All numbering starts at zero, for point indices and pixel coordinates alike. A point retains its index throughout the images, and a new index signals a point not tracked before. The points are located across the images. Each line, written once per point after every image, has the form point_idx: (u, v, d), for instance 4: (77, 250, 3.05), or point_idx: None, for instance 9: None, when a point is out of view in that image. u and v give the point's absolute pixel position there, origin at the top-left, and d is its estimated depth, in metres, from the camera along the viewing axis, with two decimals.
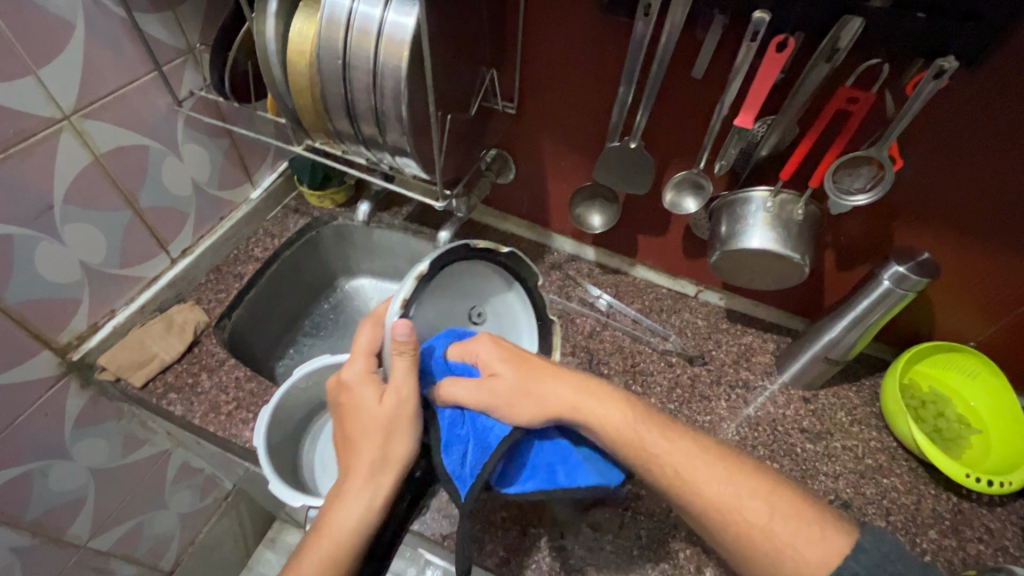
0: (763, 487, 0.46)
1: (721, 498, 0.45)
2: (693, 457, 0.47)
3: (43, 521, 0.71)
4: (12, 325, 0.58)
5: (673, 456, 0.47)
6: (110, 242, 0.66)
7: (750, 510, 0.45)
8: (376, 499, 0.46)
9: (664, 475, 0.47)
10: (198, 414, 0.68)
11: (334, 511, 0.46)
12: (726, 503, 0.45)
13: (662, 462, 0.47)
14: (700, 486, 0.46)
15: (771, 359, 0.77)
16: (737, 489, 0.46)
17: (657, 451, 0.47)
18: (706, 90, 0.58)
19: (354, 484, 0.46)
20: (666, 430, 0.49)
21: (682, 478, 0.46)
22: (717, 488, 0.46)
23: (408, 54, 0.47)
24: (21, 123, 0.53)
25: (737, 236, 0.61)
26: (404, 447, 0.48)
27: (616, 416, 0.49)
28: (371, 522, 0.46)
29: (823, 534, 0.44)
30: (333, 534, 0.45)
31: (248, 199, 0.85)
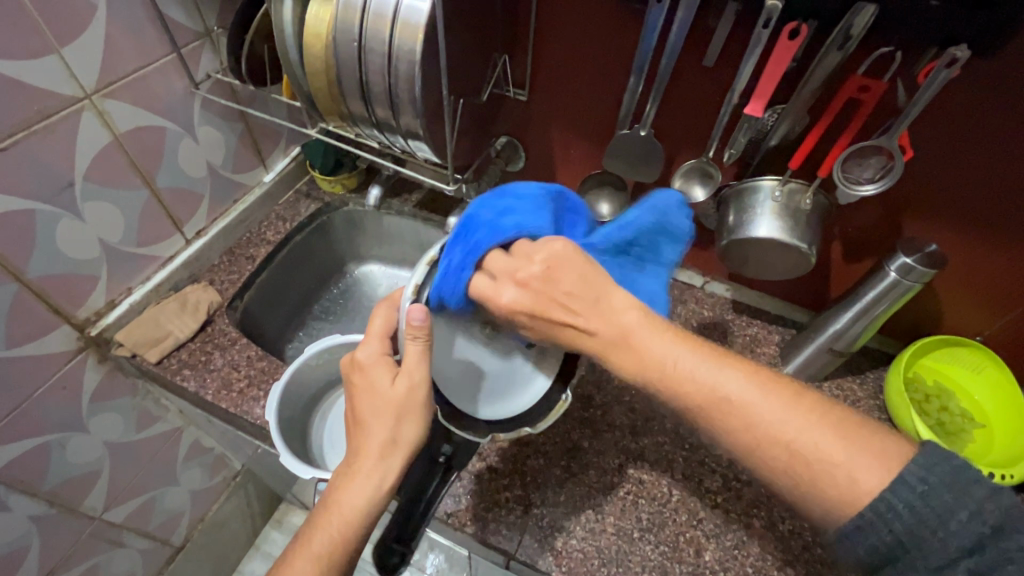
0: (815, 403, 0.39)
1: (770, 425, 0.38)
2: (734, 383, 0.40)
3: (60, 492, 0.73)
4: (33, 299, 0.60)
5: (707, 374, 0.40)
6: (127, 220, 0.68)
7: (791, 425, 0.38)
8: (386, 479, 0.47)
9: (706, 401, 0.40)
10: (210, 391, 0.70)
11: (343, 492, 0.46)
12: (757, 418, 0.38)
13: (700, 386, 0.40)
14: (743, 402, 0.39)
15: (775, 351, 0.77)
16: (785, 411, 0.38)
17: (694, 376, 0.41)
18: (716, 78, 0.58)
19: (363, 467, 0.46)
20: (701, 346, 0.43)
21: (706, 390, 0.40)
22: (772, 410, 0.39)
23: (423, 37, 0.48)
24: (44, 100, 0.54)
25: (745, 225, 0.61)
26: (413, 432, 0.47)
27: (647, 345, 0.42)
28: (381, 501, 0.47)
29: (869, 458, 0.36)
30: (341, 513, 0.46)
31: (261, 182, 0.87)
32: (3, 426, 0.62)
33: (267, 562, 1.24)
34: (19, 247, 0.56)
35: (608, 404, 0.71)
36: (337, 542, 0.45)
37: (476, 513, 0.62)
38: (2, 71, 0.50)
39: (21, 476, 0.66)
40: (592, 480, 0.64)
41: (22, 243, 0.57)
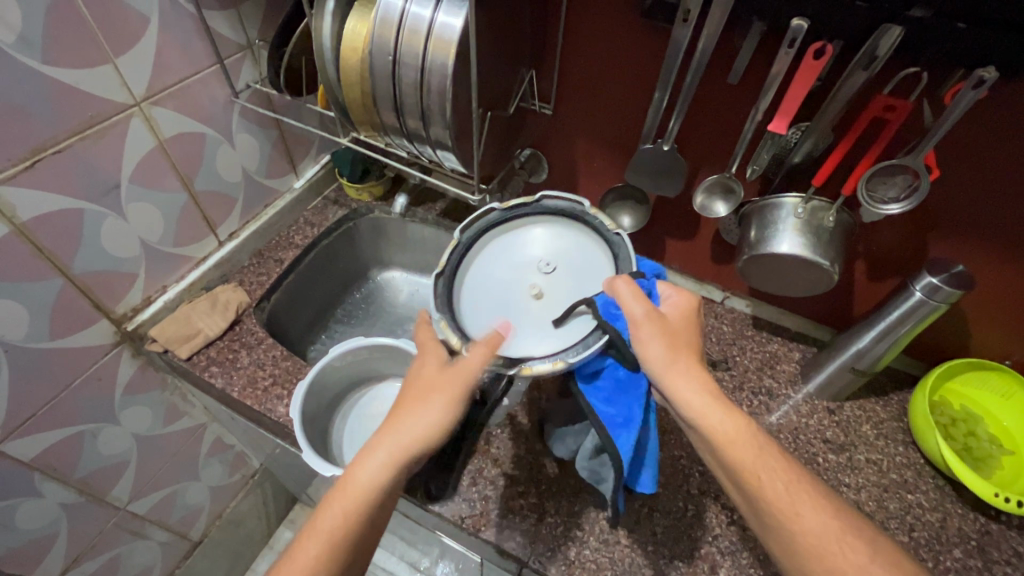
0: (866, 531, 0.42)
1: (812, 534, 0.41)
2: (797, 487, 0.43)
3: (90, 481, 0.75)
4: (77, 293, 0.63)
5: (775, 479, 0.43)
6: (166, 221, 0.71)
7: (845, 544, 0.41)
8: (399, 462, 0.45)
9: (757, 498, 0.43)
10: (236, 388, 0.72)
11: (355, 470, 0.45)
12: (809, 526, 0.41)
13: (766, 488, 0.42)
14: (800, 514, 0.42)
15: (796, 368, 0.77)
16: (840, 532, 0.41)
17: (766, 466, 0.43)
18: (741, 95, 0.59)
19: (380, 444, 0.46)
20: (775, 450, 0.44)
21: (776, 491, 0.42)
22: (821, 525, 0.42)
23: (456, 52, 0.50)
24: (97, 106, 0.57)
25: (767, 240, 0.61)
26: (440, 421, 0.46)
27: (723, 422, 0.44)
28: (395, 483, 0.45)
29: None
30: (353, 493, 0.44)
31: (291, 188, 0.90)
32: (42, 414, 0.65)
33: None
34: (66, 244, 0.60)
35: None
36: (347, 521, 0.44)
37: (490, 519, 0.62)
38: (60, 79, 0.54)
39: (55, 463, 0.69)
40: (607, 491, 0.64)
41: (70, 240, 0.60)
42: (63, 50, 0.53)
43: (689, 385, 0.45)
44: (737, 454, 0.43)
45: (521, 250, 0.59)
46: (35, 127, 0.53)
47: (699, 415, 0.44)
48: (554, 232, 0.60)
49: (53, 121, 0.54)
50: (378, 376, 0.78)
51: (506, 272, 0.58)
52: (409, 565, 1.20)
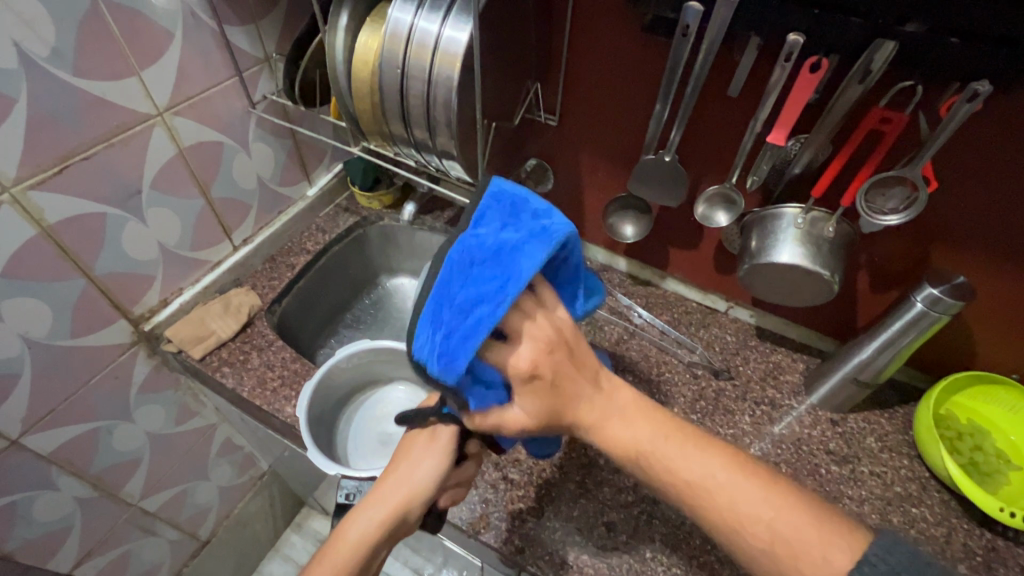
0: (776, 483, 0.42)
1: (732, 508, 0.41)
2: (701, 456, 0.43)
3: (104, 477, 0.77)
4: (97, 293, 0.66)
5: (674, 457, 0.43)
6: (184, 226, 0.74)
7: (755, 509, 0.41)
8: (385, 522, 0.50)
9: (675, 489, 0.43)
10: (246, 388, 0.74)
11: (347, 527, 0.50)
12: (724, 502, 0.41)
13: (676, 478, 0.42)
14: (709, 488, 0.42)
15: (799, 379, 0.76)
16: (748, 489, 0.41)
17: (659, 450, 0.43)
18: (740, 109, 0.60)
19: (368, 503, 0.51)
20: (674, 430, 0.45)
21: (679, 480, 0.42)
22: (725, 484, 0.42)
23: (461, 65, 0.52)
24: (122, 116, 0.61)
25: (767, 250, 0.62)
26: (424, 472, 0.52)
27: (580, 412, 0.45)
28: (379, 541, 0.50)
29: (828, 536, 0.39)
30: (342, 548, 0.49)
31: (304, 196, 0.92)
32: (61, 408, 0.67)
33: (287, 565, 1.27)
34: (90, 247, 0.63)
35: None
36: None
37: (490, 522, 0.63)
38: (90, 90, 0.57)
39: (71, 458, 0.71)
40: (606, 497, 0.65)
41: (93, 243, 0.63)
42: (94, 63, 0.56)
43: (590, 401, 0.45)
44: (642, 447, 0.44)
45: None
46: (64, 135, 0.56)
47: (599, 429, 0.45)
48: None
49: (81, 130, 0.57)
50: (384, 380, 0.80)
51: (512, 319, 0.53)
52: (413, 571, 1.21)
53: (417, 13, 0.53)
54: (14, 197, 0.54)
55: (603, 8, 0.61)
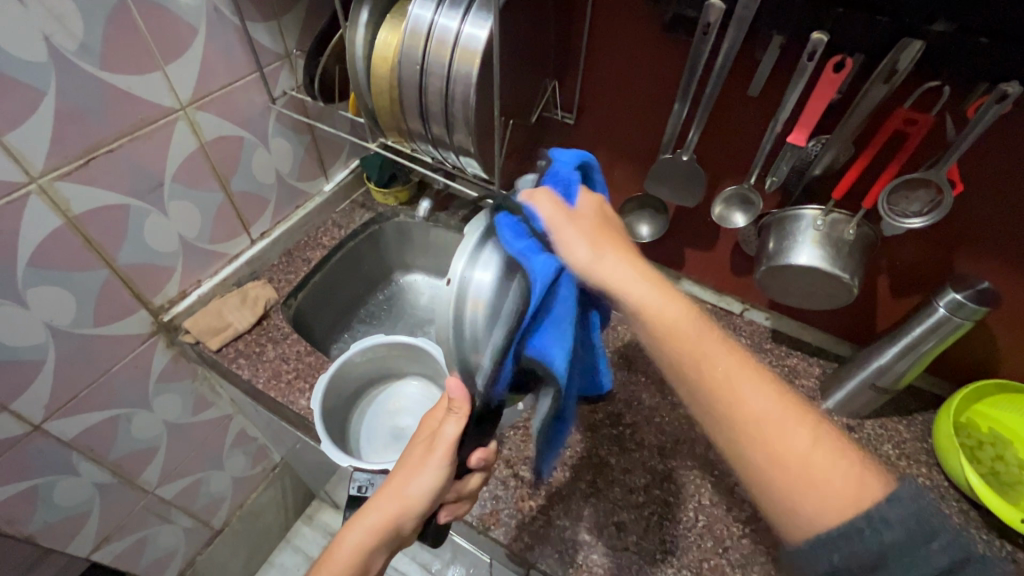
0: (818, 423, 0.39)
1: (764, 421, 0.39)
2: (738, 368, 0.41)
3: (123, 463, 0.79)
4: (119, 284, 0.67)
5: (719, 362, 0.42)
6: (203, 219, 0.75)
7: (789, 430, 0.39)
8: (381, 532, 0.50)
9: (714, 398, 0.41)
10: (262, 380, 0.75)
11: (340, 539, 0.51)
12: (756, 413, 0.39)
13: (721, 390, 0.41)
14: (752, 410, 0.40)
15: (815, 384, 0.75)
16: (786, 418, 0.39)
17: (719, 360, 0.42)
18: (761, 109, 0.59)
19: (364, 514, 0.51)
20: (733, 348, 0.43)
21: (716, 377, 0.41)
22: (765, 408, 0.40)
23: (480, 62, 0.52)
24: (146, 110, 0.62)
25: (785, 252, 0.61)
26: (418, 491, 0.49)
27: (681, 316, 0.43)
28: (373, 553, 0.50)
29: (860, 471, 0.37)
30: (336, 560, 0.50)
31: (321, 191, 0.93)
32: (83, 395, 0.69)
33: (297, 556, 1.29)
34: (113, 237, 0.64)
35: (638, 423, 0.71)
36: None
37: (501, 519, 0.63)
38: (116, 84, 0.58)
39: (91, 444, 0.73)
40: (617, 496, 0.65)
41: (116, 234, 0.64)
42: (120, 58, 0.57)
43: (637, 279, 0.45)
44: (695, 336, 0.43)
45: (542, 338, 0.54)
46: (90, 128, 0.57)
47: (651, 308, 0.44)
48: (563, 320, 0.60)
49: (107, 123, 0.59)
50: (397, 375, 0.80)
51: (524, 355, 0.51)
52: (421, 566, 1.22)
53: (437, 11, 0.54)
54: (42, 188, 0.56)
55: (623, 6, 0.60)
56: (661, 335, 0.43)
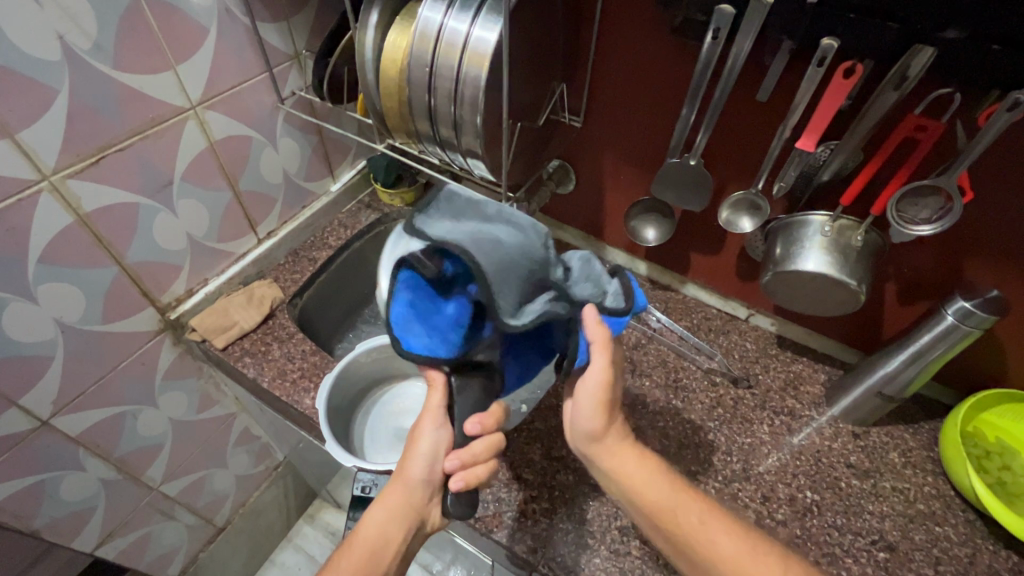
0: (775, 546, 0.49)
1: (735, 561, 0.48)
2: (708, 514, 0.51)
3: (128, 460, 0.79)
4: (128, 281, 0.68)
5: (691, 513, 0.51)
6: (211, 218, 0.75)
7: (757, 560, 0.48)
8: (398, 509, 0.52)
9: (687, 547, 0.50)
10: (267, 378, 0.75)
11: (361, 523, 0.53)
12: (726, 552, 0.49)
13: (695, 538, 0.50)
14: (726, 557, 0.48)
15: (820, 391, 0.75)
16: (746, 555, 0.48)
17: (683, 505, 0.51)
18: (769, 114, 0.59)
19: (382, 497, 0.53)
20: (688, 488, 0.53)
21: (692, 524, 0.50)
22: (735, 547, 0.49)
23: (489, 65, 0.52)
24: (157, 109, 0.62)
25: (793, 258, 0.61)
26: (427, 453, 0.52)
27: (653, 478, 0.53)
28: (393, 532, 0.51)
29: None
30: (358, 543, 0.52)
31: (328, 191, 0.94)
32: (90, 391, 0.69)
33: (299, 555, 1.30)
34: (123, 235, 0.64)
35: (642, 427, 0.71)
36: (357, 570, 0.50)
37: (503, 520, 0.63)
38: (128, 83, 0.58)
39: (97, 440, 0.73)
40: (620, 501, 0.64)
41: (126, 231, 0.65)
42: (132, 57, 0.57)
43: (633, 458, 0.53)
44: (643, 491, 0.52)
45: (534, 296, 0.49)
46: (102, 127, 0.58)
47: (617, 469, 0.53)
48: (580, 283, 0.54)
49: (119, 122, 0.59)
50: (401, 375, 0.80)
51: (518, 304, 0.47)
52: (422, 567, 1.22)
53: (447, 13, 0.54)
54: (54, 185, 0.56)
55: (632, 10, 0.60)
56: (640, 500, 0.52)
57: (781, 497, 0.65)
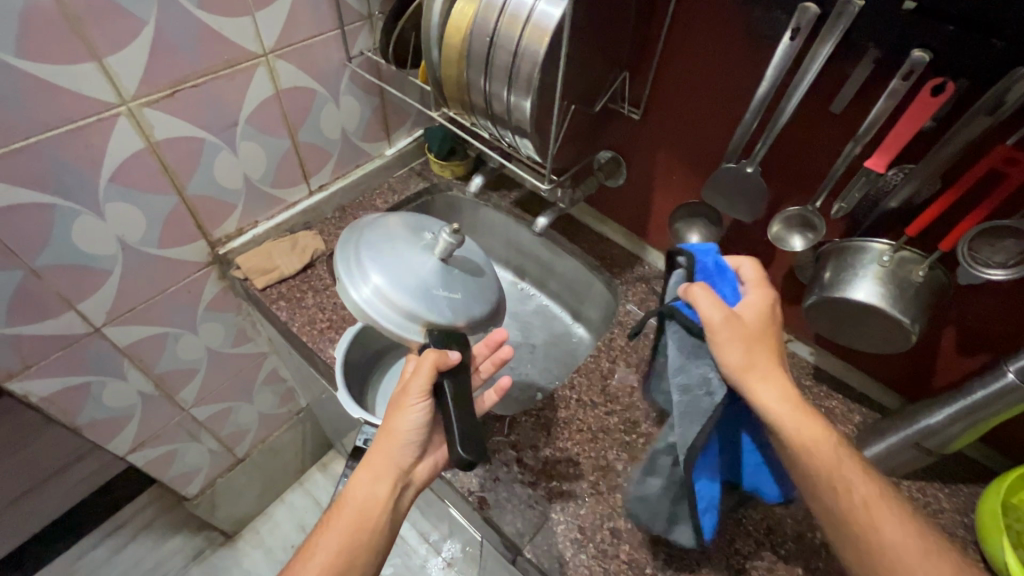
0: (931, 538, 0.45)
1: (888, 542, 0.44)
2: (875, 495, 0.46)
3: (165, 378, 0.85)
4: (186, 211, 0.72)
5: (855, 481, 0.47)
6: (269, 162, 0.78)
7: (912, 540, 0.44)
8: (382, 474, 0.54)
9: (833, 490, 0.46)
10: (296, 323, 0.79)
11: (348, 488, 0.54)
12: (882, 533, 0.44)
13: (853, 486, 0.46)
14: (865, 512, 0.45)
15: (852, 431, 0.71)
16: (907, 545, 0.44)
17: (846, 466, 0.47)
18: (839, 128, 0.55)
19: (368, 465, 0.55)
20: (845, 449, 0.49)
21: (850, 493, 0.46)
22: (898, 534, 0.45)
23: (549, 41, 0.51)
24: (232, 52, 0.65)
25: (842, 285, 0.57)
26: (411, 425, 0.54)
27: (820, 437, 0.48)
28: (380, 497, 0.53)
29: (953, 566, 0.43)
30: (347, 505, 0.54)
31: (383, 154, 0.96)
32: (139, 309, 0.74)
33: (307, 498, 1.36)
34: (186, 167, 0.68)
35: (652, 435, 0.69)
36: (344, 535, 0.52)
37: (497, 499, 0.63)
38: (208, 24, 0.61)
39: (141, 355, 0.79)
40: (616, 502, 0.63)
41: (189, 164, 0.69)
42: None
43: (767, 381, 0.49)
44: (779, 415, 0.48)
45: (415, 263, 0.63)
46: (180, 62, 0.61)
47: (746, 386, 0.49)
48: (381, 243, 0.64)
49: (195, 60, 0.62)
50: None
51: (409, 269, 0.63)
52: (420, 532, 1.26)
53: None
54: (130, 112, 0.60)
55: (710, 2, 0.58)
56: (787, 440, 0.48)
57: (788, 532, 0.62)
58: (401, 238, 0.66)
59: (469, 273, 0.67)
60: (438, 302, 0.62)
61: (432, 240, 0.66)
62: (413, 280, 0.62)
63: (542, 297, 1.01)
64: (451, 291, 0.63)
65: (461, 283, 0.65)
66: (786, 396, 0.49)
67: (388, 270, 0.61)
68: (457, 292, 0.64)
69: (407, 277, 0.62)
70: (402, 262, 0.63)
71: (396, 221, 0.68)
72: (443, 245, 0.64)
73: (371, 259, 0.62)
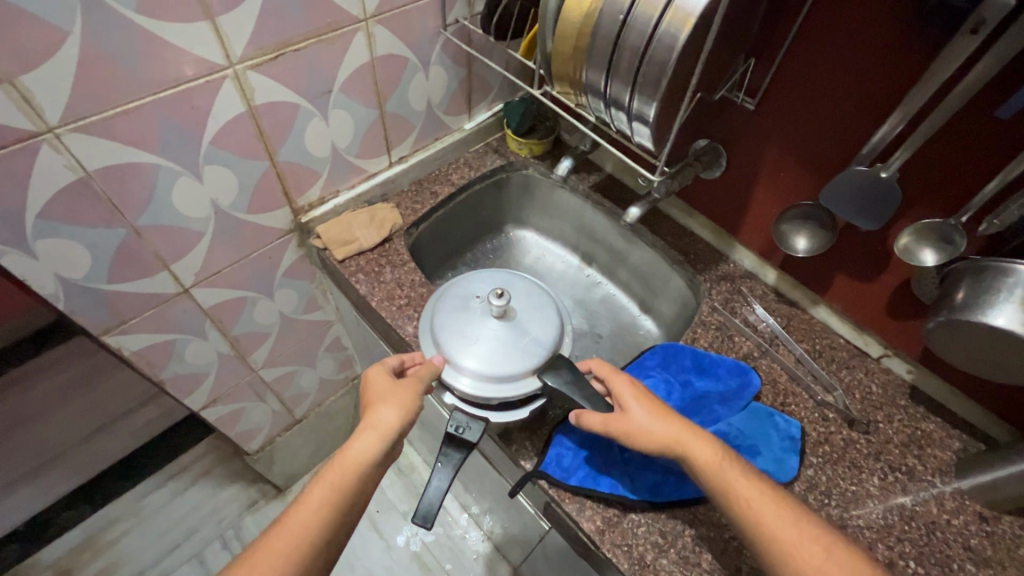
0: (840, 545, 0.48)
1: (784, 536, 0.48)
2: (760, 496, 0.50)
3: (241, 340, 0.86)
4: (275, 177, 0.71)
5: (748, 490, 0.51)
6: (356, 131, 0.77)
7: (805, 547, 0.47)
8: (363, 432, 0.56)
9: (734, 502, 0.50)
10: (375, 298, 0.78)
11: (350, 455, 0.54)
12: (774, 530, 0.48)
13: (740, 494, 0.50)
14: (757, 513, 0.49)
15: (950, 458, 0.67)
16: (800, 534, 0.48)
17: (731, 477, 0.52)
18: (1003, 135, 0.50)
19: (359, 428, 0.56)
20: (737, 461, 0.53)
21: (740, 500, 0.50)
22: (787, 530, 0.48)
23: (692, 25, 0.47)
24: (336, 16, 0.62)
25: (978, 308, 0.52)
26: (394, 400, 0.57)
27: (699, 446, 0.54)
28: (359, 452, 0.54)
29: None
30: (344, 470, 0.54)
31: (462, 128, 0.93)
32: (226, 272, 0.75)
33: None
34: (281, 132, 0.67)
35: None
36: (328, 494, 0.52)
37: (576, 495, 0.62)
38: None
39: (222, 316, 0.80)
40: (698, 509, 0.61)
41: (284, 130, 0.67)
42: None
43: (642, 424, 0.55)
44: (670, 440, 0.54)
45: (486, 330, 0.65)
46: (287, 25, 0.59)
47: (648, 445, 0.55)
48: (449, 334, 0.65)
49: (301, 22, 0.60)
50: None
51: (483, 342, 0.64)
52: (463, 506, 1.28)
53: None
54: (236, 74, 0.58)
55: None
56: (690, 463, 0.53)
57: (879, 557, 0.60)
58: (459, 321, 0.66)
59: (527, 307, 0.68)
60: (527, 348, 0.64)
61: (483, 305, 0.67)
62: (498, 350, 0.63)
63: (610, 286, 0.98)
64: (529, 332, 0.66)
65: (529, 319, 0.67)
66: (681, 430, 0.55)
67: (473, 353, 0.63)
68: (531, 329, 0.66)
69: (493, 350, 0.63)
70: (479, 342, 0.64)
71: (442, 302, 0.69)
72: (495, 309, 0.64)
73: (455, 354, 0.63)
